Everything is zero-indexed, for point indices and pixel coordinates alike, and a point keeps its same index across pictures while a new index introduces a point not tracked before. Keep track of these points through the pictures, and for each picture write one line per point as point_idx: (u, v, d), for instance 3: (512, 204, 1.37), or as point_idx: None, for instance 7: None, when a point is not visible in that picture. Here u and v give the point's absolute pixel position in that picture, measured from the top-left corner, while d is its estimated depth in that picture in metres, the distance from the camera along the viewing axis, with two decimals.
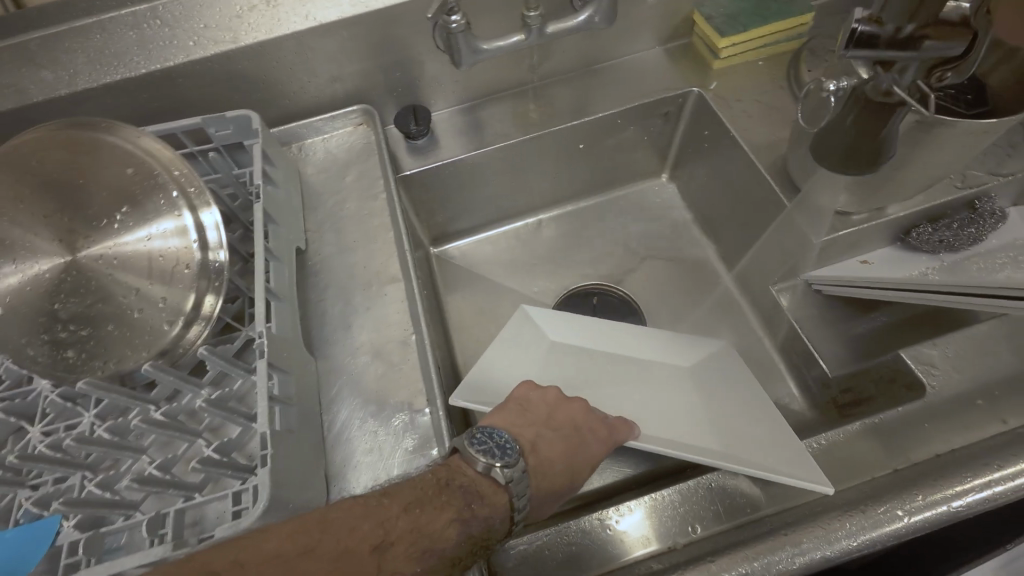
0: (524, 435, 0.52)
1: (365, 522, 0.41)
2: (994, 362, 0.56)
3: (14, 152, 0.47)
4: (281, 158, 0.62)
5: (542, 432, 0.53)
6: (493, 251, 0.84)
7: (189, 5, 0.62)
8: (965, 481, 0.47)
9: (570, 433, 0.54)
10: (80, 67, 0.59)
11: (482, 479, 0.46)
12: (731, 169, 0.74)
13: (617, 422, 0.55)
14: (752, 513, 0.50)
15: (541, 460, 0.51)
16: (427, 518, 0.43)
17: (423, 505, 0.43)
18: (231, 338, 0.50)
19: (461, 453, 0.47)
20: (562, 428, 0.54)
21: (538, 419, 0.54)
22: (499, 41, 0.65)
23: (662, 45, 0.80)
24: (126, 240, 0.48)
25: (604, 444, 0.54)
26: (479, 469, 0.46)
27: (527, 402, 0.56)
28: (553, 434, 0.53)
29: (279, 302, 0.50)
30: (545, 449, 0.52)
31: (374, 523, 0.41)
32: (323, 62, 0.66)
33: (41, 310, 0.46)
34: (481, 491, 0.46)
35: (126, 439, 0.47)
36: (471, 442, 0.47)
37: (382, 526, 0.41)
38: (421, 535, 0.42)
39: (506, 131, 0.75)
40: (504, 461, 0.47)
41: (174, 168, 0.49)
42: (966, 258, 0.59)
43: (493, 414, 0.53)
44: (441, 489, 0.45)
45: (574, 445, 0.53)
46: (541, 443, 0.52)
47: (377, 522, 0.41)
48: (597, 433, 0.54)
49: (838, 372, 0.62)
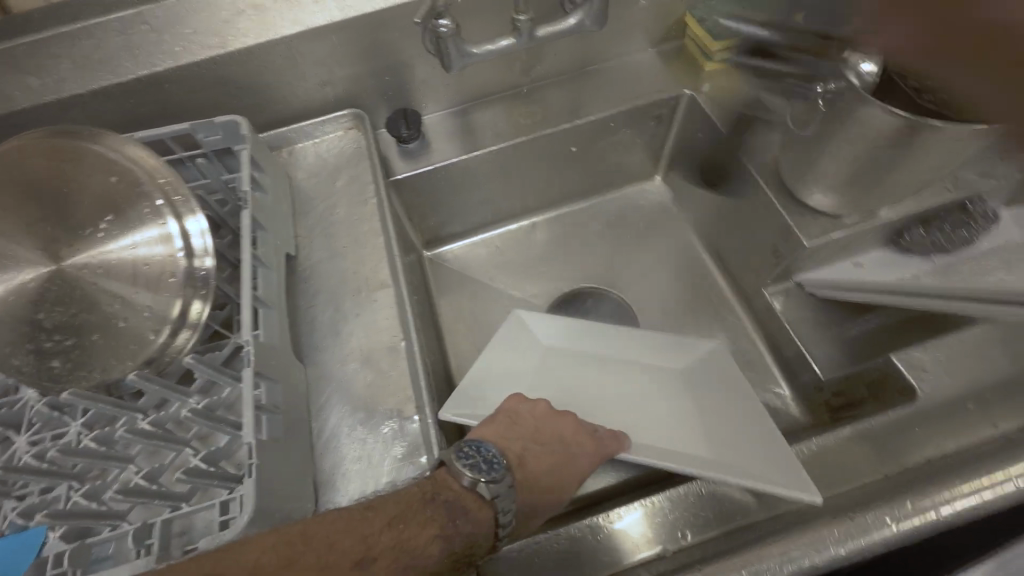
0: (513, 447, 0.53)
1: (348, 538, 0.41)
2: (985, 365, 0.55)
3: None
4: (270, 163, 0.62)
5: (530, 443, 0.54)
6: (486, 254, 0.84)
7: (177, 10, 0.61)
8: (955, 488, 0.47)
9: (559, 445, 0.54)
10: (68, 73, 0.59)
11: (469, 496, 0.46)
12: (723, 172, 0.74)
13: (606, 435, 0.55)
14: (743, 519, 0.50)
15: (527, 471, 0.52)
16: (410, 534, 0.43)
17: (407, 521, 0.43)
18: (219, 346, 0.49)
19: (447, 466, 0.47)
20: (550, 441, 0.55)
21: (527, 431, 0.54)
22: (488, 45, 0.64)
23: (654, 47, 0.80)
24: (111, 248, 0.48)
25: (592, 457, 0.54)
26: (465, 483, 0.46)
27: (516, 413, 0.56)
28: (541, 446, 0.54)
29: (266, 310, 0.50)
30: (532, 461, 0.53)
31: (356, 539, 0.41)
32: (312, 66, 0.65)
33: (25, 319, 0.46)
34: (467, 506, 0.46)
35: (113, 448, 0.47)
36: (458, 456, 0.47)
37: (365, 541, 0.42)
38: (402, 551, 0.42)
39: (498, 134, 0.75)
40: (490, 476, 0.47)
41: (160, 175, 0.49)
42: (958, 262, 0.61)
43: (482, 427, 0.53)
44: (426, 504, 0.45)
45: (561, 457, 0.54)
46: (529, 455, 0.53)
47: (359, 537, 0.42)
48: (585, 447, 0.55)
49: (832, 376, 0.64)
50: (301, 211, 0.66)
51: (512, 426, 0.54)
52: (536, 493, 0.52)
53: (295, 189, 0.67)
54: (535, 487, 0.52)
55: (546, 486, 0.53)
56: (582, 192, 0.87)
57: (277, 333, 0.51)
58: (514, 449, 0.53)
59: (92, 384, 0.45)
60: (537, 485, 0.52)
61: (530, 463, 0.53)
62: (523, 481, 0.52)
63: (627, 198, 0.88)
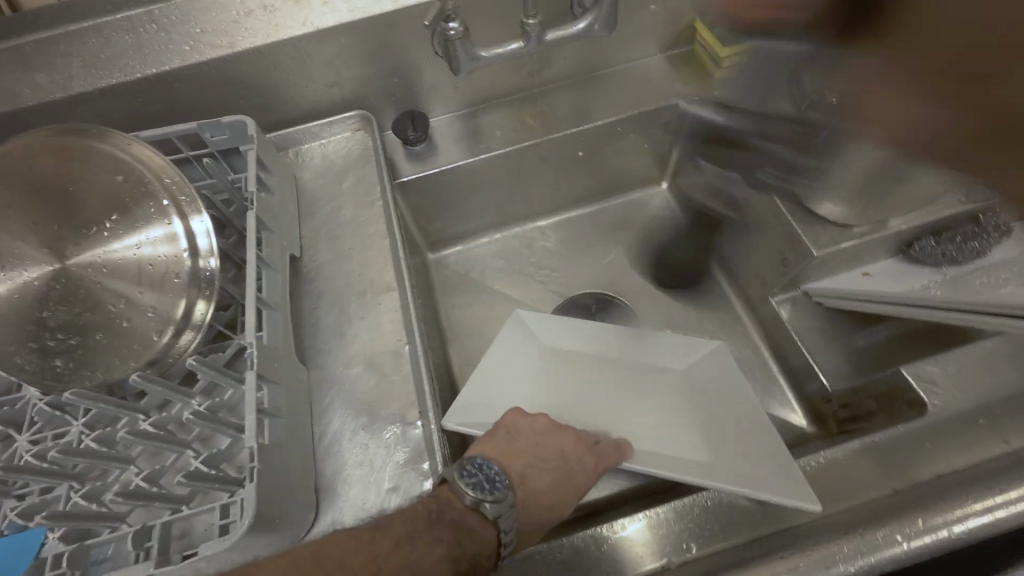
0: (516, 463, 0.52)
1: (355, 554, 0.41)
2: (996, 379, 0.55)
3: (6, 158, 0.47)
4: (276, 164, 0.62)
5: (532, 458, 0.53)
6: (491, 258, 0.84)
7: (186, 10, 0.61)
8: (966, 505, 0.46)
9: (560, 457, 0.54)
10: (76, 71, 0.59)
11: (471, 513, 0.46)
12: (732, 179, 0.73)
13: (608, 446, 0.55)
14: (750, 531, 0.49)
15: (532, 488, 0.52)
16: (417, 551, 0.43)
17: (415, 539, 0.43)
18: (222, 347, 0.49)
19: (450, 483, 0.46)
20: (552, 456, 0.54)
21: (528, 448, 0.54)
22: (497, 48, 0.64)
23: (664, 52, 0.79)
24: (116, 248, 0.47)
25: (594, 468, 0.54)
26: (467, 502, 0.46)
27: (516, 428, 0.55)
28: (543, 462, 0.53)
29: (270, 312, 0.49)
30: (536, 476, 0.53)
31: (363, 557, 0.41)
32: (320, 67, 0.65)
33: (29, 318, 0.45)
34: (471, 524, 0.46)
35: (114, 449, 0.46)
36: (461, 474, 0.47)
37: (371, 559, 0.41)
38: (410, 568, 0.42)
39: (505, 137, 0.74)
40: (492, 496, 0.47)
41: (166, 175, 0.49)
42: (970, 273, 0.59)
43: (482, 442, 0.53)
44: (433, 521, 0.44)
45: (564, 470, 0.53)
46: (532, 471, 0.53)
47: (366, 556, 0.41)
48: (586, 461, 0.54)
49: (839, 386, 0.64)
50: (307, 212, 0.65)
51: (513, 441, 0.53)
52: (540, 510, 0.51)
53: (301, 190, 0.67)
54: (540, 502, 0.52)
55: (551, 502, 0.52)
56: (588, 197, 0.87)
57: (281, 336, 0.50)
58: (515, 466, 0.52)
59: (93, 384, 0.45)
60: (542, 501, 0.52)
61: (534, 480, 0.52)
62: (528, 498, 0.52)
63: (633, 203, 0.88)
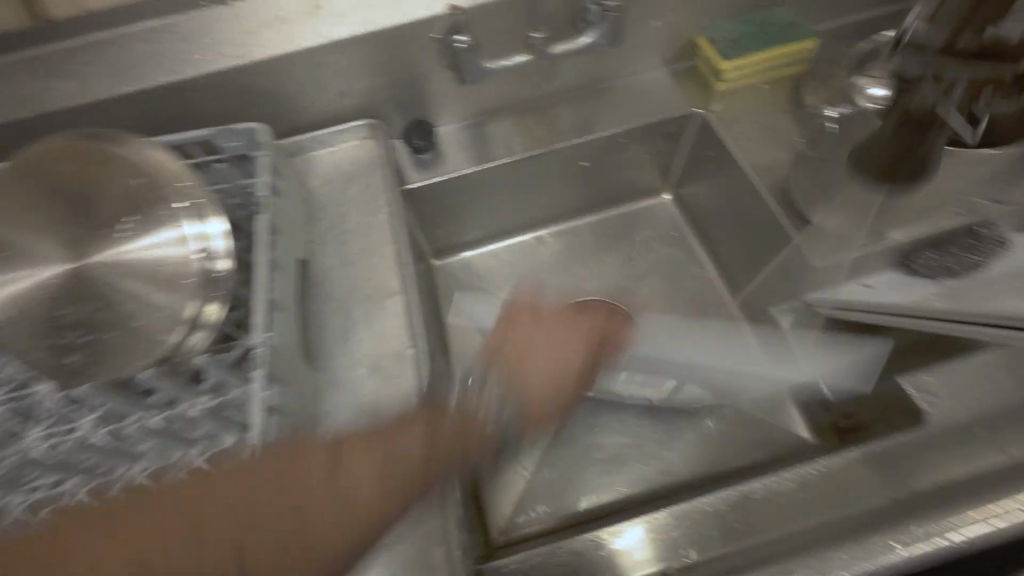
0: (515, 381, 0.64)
1: (353, 444, 0.48)
2: (994, 391, 0.55)
3: (30, 162, 0.49)
4: (288, 170, 0.63)
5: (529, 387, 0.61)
6: (495, 265, 0.85)
7: (204, 22, 0.63)
8: (964, 513, 0.47)
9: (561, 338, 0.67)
10: (99, 79, 0.61)
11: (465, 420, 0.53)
12: (733, 190, 0.75)
13: (616, 321, 0.72)
14: (752, 538, 0.49)
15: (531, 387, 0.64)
16: (387, 447, 0.49)
17: (379, 437, 0.49)
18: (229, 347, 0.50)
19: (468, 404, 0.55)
20: (545, 387, 0.63)
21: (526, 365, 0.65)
22: (504, 62, 0.66)
23: (667, 66, 0.81)
24: (131, 248, 0.49)
25: (578, 390, 0.69)
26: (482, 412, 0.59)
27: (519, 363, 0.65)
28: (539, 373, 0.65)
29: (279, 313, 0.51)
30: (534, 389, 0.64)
31: (364, 453, 0.48)
32: (332, 78, 0.67)
33: (46, 316, 0.47)
34: (455, 424, 0.52)
35: (122, 445, 0.47)
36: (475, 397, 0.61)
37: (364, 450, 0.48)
38: (382, 461, 0.48)
39: (510, 147, 0.76)
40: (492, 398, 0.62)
41: (182, 179, 0.50)
42: (972, 285, 0.57)
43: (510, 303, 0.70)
44: (399, 427, 0.50)
45: (548, 335, 0.64)
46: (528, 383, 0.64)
47: (360, 450, 0.48)
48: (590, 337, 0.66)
49: (842, 398, 0.64)
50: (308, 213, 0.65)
51: (513, 360, 0.64)
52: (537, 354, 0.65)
53: (308, 195, 0.68)
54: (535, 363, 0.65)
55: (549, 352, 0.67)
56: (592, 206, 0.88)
57: (287, 337, 0.51)
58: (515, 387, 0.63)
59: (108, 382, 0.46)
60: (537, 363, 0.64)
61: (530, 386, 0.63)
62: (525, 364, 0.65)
63: (637, 214, 0.89)
